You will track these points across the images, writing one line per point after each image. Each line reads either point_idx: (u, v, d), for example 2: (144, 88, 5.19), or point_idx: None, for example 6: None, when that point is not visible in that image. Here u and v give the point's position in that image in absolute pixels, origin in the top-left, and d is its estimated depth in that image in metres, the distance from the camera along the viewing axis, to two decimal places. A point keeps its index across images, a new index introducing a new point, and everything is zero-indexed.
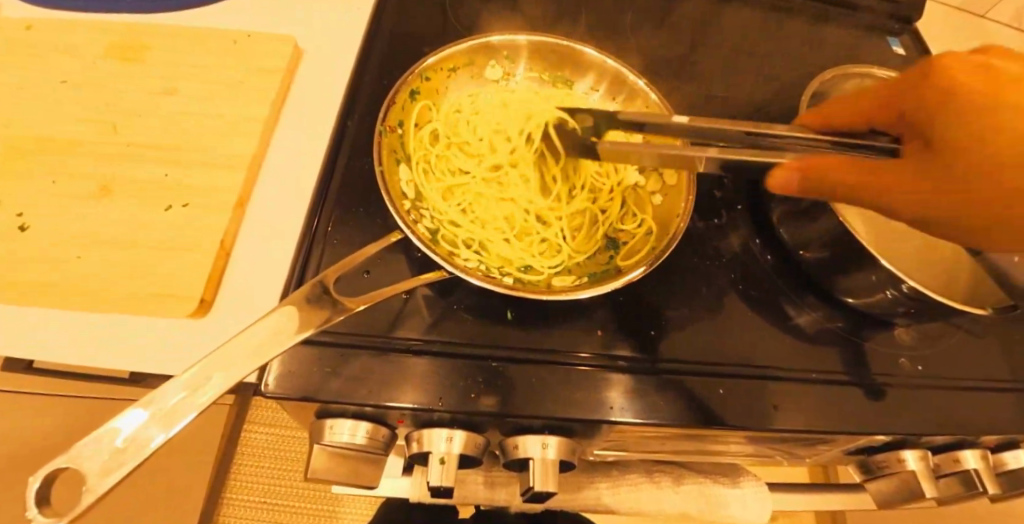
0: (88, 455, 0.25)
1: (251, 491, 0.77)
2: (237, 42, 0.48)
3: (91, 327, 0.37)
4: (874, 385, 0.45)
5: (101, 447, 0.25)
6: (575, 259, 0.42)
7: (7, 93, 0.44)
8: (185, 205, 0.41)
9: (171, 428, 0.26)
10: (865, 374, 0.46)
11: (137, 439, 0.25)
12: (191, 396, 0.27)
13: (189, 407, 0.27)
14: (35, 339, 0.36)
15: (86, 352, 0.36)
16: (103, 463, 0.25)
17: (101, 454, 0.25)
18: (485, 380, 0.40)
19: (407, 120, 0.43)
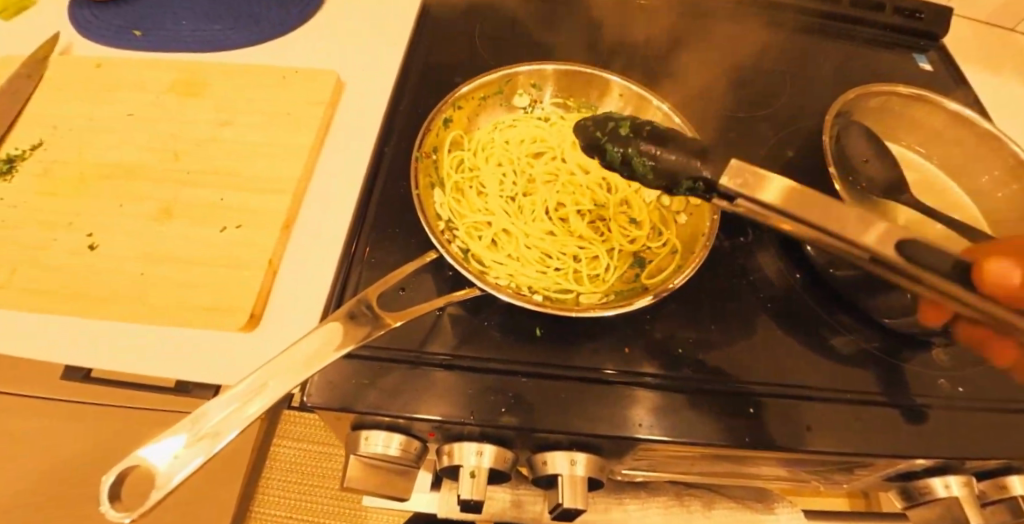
0: (152, 458, 0.26)
1: (278, 506, 0.79)
2: (285, 76, 0.52)
3: (94, 331, 0.40)
4: (914, 408, 0.44)
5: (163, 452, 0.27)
6: (604, 276, 0.43)
7: (82, 125, 0.48)
8: (237, 226, 0.43)
9: (221, 439, 0.27)
10: (904, 397, 0.45)
11: (194, 447, 0.27)
12: (242, 408, 0.28)
13: (239, 419, 0.28)
14: (38, 342, 0.39)
15: (107, 362, 0.39)
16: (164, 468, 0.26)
17: (163, 460, 0.26)
18: (516, 394, 0.41)
19: (441, 147, 0.46)
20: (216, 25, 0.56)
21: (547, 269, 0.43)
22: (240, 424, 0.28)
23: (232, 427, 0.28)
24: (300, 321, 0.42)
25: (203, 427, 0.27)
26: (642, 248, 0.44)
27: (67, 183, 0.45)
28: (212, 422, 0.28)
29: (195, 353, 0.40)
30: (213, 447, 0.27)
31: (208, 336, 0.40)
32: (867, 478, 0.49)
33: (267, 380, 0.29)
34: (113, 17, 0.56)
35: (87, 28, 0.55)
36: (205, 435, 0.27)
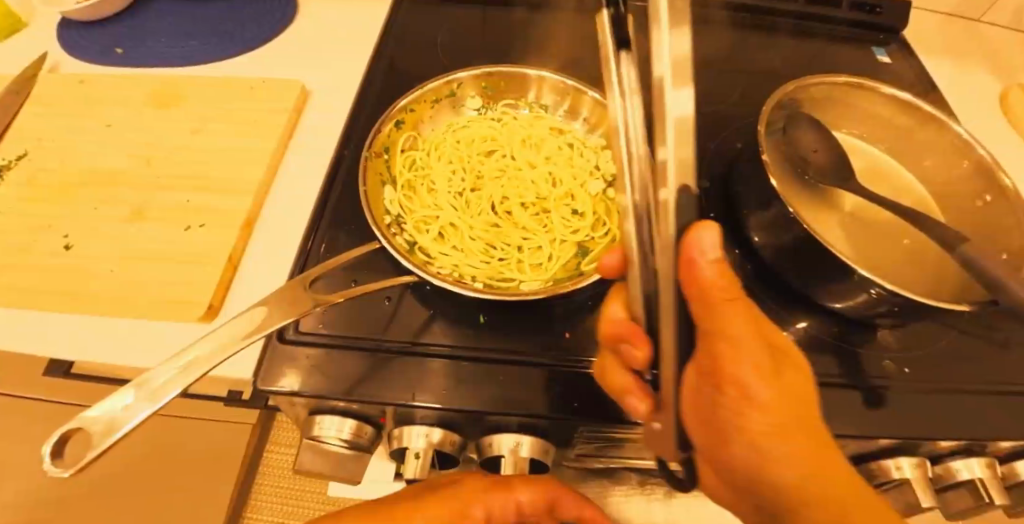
0: (98, 418, 0.29)
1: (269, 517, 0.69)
2: (253, 87, 0.54)
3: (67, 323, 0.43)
4: (871, 389, 0.45)
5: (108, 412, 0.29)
6: (547, 264, 0.45)
7: (64, 135, 0.52)
8: (201, 225, 0.46)
9: (161, 400, 0.30)
10: (864, 380, 0.46)
11: (135, 407, 0.29)
12: (182, 374, 0.31)
13: (177, 382, 0.30)
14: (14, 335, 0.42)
15: (80, 354, 0.42)
16: (108, 426, 0.29)
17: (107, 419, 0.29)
18: (461, 379, 0.42)
19: (393, 147, 0.48)
20: (192, 41, 0.59)
21: (490, 259, 0.45)
22: (174, 390, 0.30)
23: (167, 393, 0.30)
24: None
25: (141, 393, 0.30)
26: (586, 237, 0.46)
27: (47, 189, 0.49)
28: (153, 386, 0.30)
29: (158, 343, 0.42)
30: (148, 410, 0.29)
31: (170, 327, 0.43)
32: None
33: (205, 349, 0.31)
34: (98, 37, 0.60)
35: (75, 48, 0.59)
36: (142, 401, 0.30)
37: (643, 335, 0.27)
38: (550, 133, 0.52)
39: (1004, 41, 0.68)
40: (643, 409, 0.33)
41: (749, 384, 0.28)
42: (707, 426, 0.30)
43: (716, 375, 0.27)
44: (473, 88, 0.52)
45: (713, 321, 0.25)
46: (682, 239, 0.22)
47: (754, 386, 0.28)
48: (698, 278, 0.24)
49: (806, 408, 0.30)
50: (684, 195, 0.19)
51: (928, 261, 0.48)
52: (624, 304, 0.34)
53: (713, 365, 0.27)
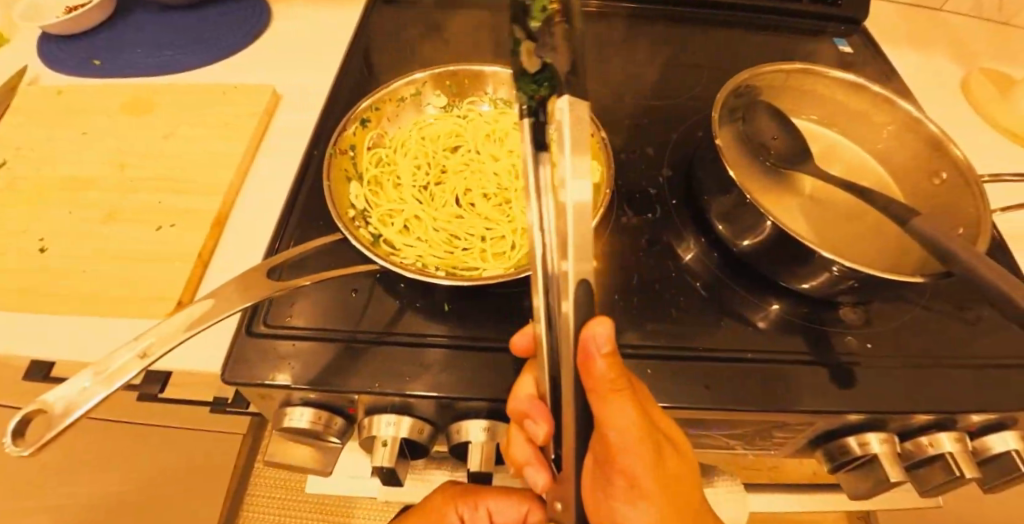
0: (55, 402, 0.30)
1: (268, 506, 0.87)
2: (225, 92, 0.56)
3: (40, 324, 0.43)
4: (840, 365, 0.46)
5: (65, 396, 0.30)
6: (510, 253, 0.46)
7: (41, 144, 0.53)
8: (173, 225, 0.47)
9: (118, 383, 0.31)
10: (828, 356, 0.47)
11: (92, 391, 0.30)
12: (139, 358, 0.32)
13: (135, 365, 0.32)
14: None
15: (54, 353, 0.42)
16: (66, 408, 0.30)
17: (66, 401, 0.30)
18: (429, 369, 0.43)
19: (359, 144, 0.49)
20: (168, 51, 0.61)
21: (454, 250, 0.45)
22: (134, 368, 0.32)
23: (127, 371, 0.31)
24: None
25: (102, 373, 0.31)
26: None
27: (25, 196, 0.50)
28: (109, 370, 0.31)
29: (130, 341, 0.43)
30: (109, 388, 0.31)
31: (140, 325, 0.43)
32: (794, 442, 0.49)
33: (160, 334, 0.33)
34: (77, 49, 0.62)
35: (53, 61, 0.60)
36: (104, 380, 0.31)
37: (548, 414, 0.31)
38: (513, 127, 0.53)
39: (966, 27, 0.69)
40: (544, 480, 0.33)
41: (636, 477, 0.31)
42: (601, 521, 0.33)
43: (606, 465, 0.31)
44: (437, 87, 0.53)
45: (602, 413, 0.29)
46: (579, 332, 0.26)
47: (643, 482, 0.32)
48: (592, 370, 0.27)
49: (691, 505, 0.33)
50: (582, 288, 0.24)
51: (887, 239, 0.49)
52: (535, 378, 0.36)
53: (605, 457, 0.31)
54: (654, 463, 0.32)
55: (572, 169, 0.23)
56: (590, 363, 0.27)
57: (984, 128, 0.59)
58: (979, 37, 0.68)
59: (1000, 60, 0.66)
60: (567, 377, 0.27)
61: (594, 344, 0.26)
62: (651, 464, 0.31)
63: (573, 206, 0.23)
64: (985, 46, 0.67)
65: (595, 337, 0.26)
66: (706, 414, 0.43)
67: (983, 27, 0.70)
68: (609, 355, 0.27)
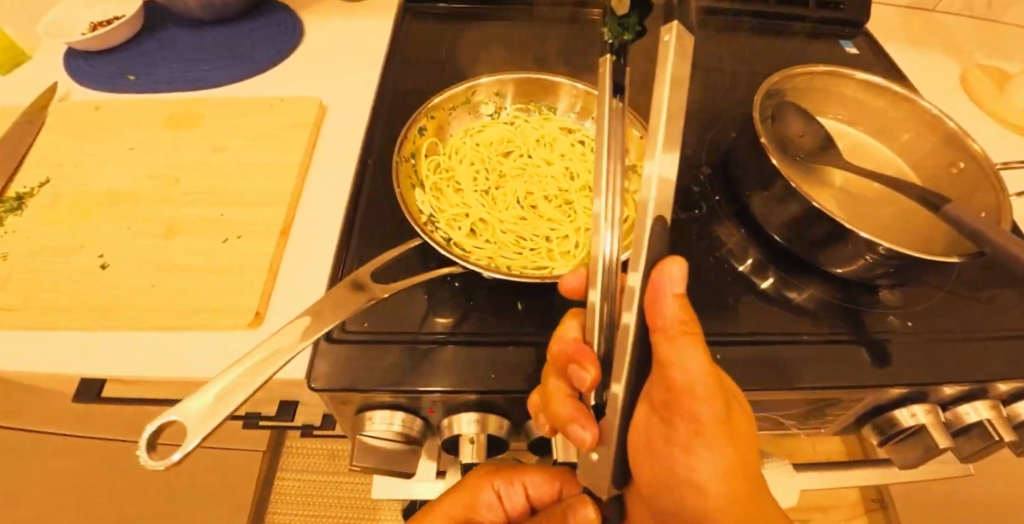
0: (188, 410, 0.29)
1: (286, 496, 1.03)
2: (272, 106, 0.57)
3: (110, 340, 0.43)
4: (877, 343, 0.49)
5: (198, 404, 0.29)
6: (574, 252, 0.47)
7: (84, 161, 0.52)
8: (238, 237, 0.47)
9: (248, 388, 0.30)
10: (866, 334, 0.50)
11: (223, 397, 0.30)
12: (264, 363, 0.31)
13: (263, 369, 0.31)
14: (58, 352, 0.43)
15: (60, 366, 0.42)
16: (200, 416, 0.29)
17: (200, 409, 0.29)
18: (506, 367, 0.44)
19: (418, 152, 0.50)
20: (204, 66, 0.61)
21: (522, 251, 0.47)
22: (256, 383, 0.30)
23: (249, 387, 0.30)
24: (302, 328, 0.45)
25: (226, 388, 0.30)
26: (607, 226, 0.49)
27: (75, 211, 0.49)
28: (237, 376, 0.30)
29: (208, 353, 0.43)
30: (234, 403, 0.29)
31: (161, 335, 0.43)
32: (843, 418, 0.52)
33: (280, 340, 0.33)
34: (105, 64, 0.61)
35: (82, 77, 0.60)
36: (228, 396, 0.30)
37: (593, 356, 0.31)
38: (562, 132, 0.55)
39: (959, 26, 0.75)
40: (588, 439, 0.30)
41: (701, 427, 0.30)
42: (655, 465, 0.32)
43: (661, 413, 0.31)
44: (488, 94, 0.55)
45: (667, 353, 0.29)
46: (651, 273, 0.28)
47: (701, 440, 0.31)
48: (659, 311, 0.29)
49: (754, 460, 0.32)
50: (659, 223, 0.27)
51: (915, 225, 0.53)
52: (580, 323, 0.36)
53: (667, 400, 0.30)
54: (722, 414, 0.30)
55: (660, 148, 0.25)
56: (660, 301, 0.29)
57: (984, 121, 0.64)
58: (971, 35, 0.74)
59: (990, 57, 0.71)
60: (630, 303, 0.27)
61: (664, 280, 0.28)
62: (721, 417, 0.31)
63: (651, 227, 0.26)
64: (977, 45, 0.73)
65: (665, 277, 0.28)
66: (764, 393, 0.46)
67: (973, 28, 0.75)
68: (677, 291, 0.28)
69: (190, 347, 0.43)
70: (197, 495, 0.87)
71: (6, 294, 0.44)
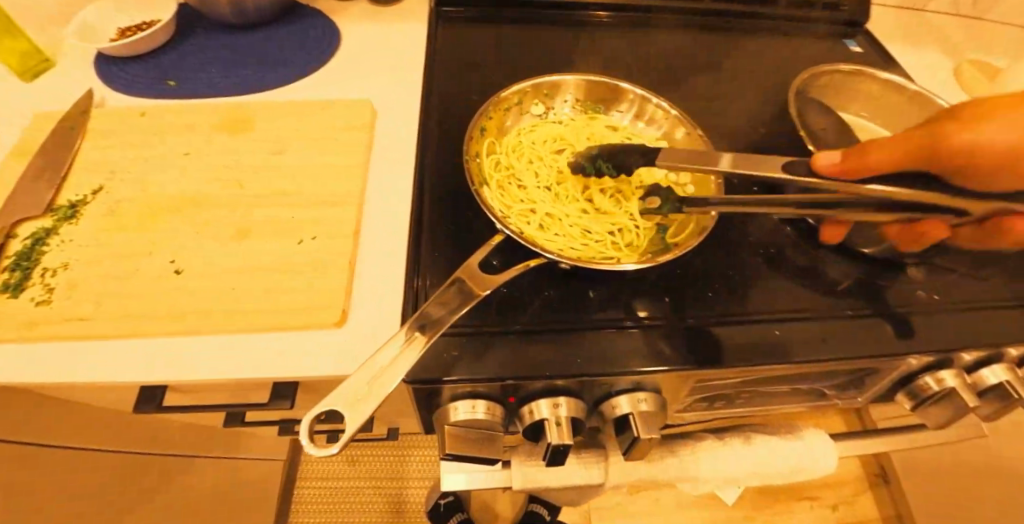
0: (343, 400, 0.32)
1: (306, 508, 1.05)
2: (324, 108, 0.58)
3: (196, 343, 0.43)
4: (901, 316, 0.53)
5: (349, 393, 0.32)
6: (636, 242, 0.51)
7: (139, 167, 0.52)
8: (313, 238, 0.48)
9: (390, 379, 0.33)
10: (893, 310, 0.54)
11: (372, 388, 0.33)
12: (401, 358, 0.35)
13: (400, 364, 0.34)
14: (140, 358, 0.43)
15: (60, 372, 0.42)
16: (353, 405, 0.32)
17: (352, 399, 0.32)
18: (582, 351, 0.47)
19: (481, 151, 0.53)
20: (245, 71, 0.62)
21: (589, 243, 0.50)
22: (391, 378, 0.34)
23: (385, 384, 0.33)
24: (387, 324, 0.46)
25: (367, 385, 0.33)
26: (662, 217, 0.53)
27: (136, 216, 0.49)
28: (379, 370, 0.34)
29: (296, 352, 0.44)
30: (378, 398, 0.32)
31: (171, 340, 0.44)
32: (878, 387, 0.56)
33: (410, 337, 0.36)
34: (139, 70, 0.62)
35: (119, 83, 0.60)
36: (371, 391, 0.33)
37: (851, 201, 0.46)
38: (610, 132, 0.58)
39: (944, 25, 0.82)
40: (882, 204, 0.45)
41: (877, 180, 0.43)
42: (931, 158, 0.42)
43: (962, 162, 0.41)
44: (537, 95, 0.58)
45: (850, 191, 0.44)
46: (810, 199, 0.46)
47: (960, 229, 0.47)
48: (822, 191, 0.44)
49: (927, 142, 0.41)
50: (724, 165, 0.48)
51: None
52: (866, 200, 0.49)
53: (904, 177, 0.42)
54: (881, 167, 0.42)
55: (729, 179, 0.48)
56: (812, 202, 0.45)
57: None
58: (956, 34, 0.81)
59: (973, 55, 0.79)
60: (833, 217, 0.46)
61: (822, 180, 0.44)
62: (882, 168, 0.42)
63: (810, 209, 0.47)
64: (960, 45, 0.80)
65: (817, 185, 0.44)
66: (817, 364, 0.50)
67: (956, 28, 0.82)
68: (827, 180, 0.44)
69: (189, 347, 0.43)
70: (225, 508, 0.85)
71: (80, 301, 0.44)
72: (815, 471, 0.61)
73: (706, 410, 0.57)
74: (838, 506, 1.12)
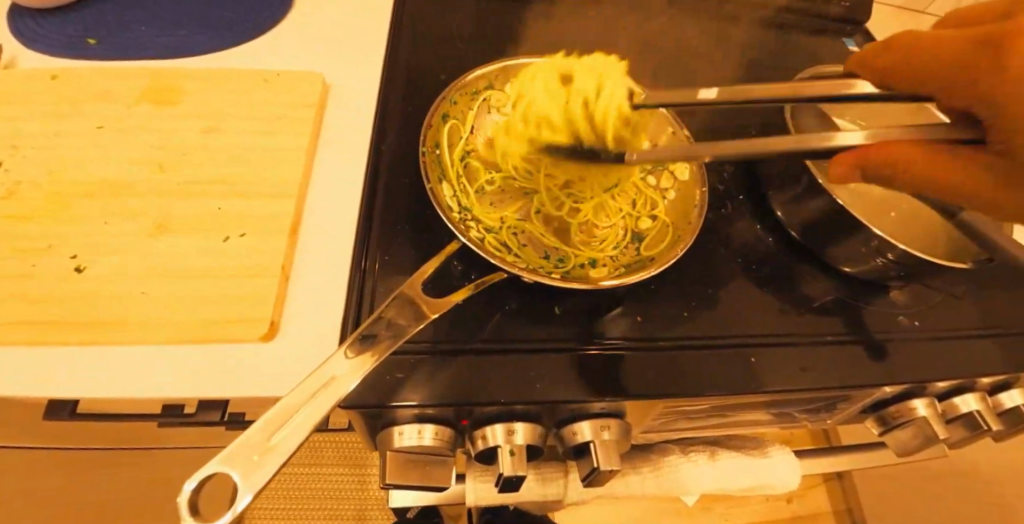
0: (238, 455, 0.26)
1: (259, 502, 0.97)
2: (268, 81, 0.52)
3: (95, 355, 0.38)
4: (876, 341, 0.51)
5: (249, 445, 0.27)
6: (608, 252, 0.47)
7: (45, 141, 0.45)
8: (242, 235, 0.42)
9: (305, 426, 0.28)
10: (867, 335, 0.51)
11: (282, 436, 0.27)
12: (318, 399, 0.29)
13: (317, 407, 0.29)
14: (26, 372, 0.37)
15: None
16: (255, 461, 0.26)
17: (251, 452, 0.26)
18: (543, 372, 0.43)
19: (441, 140, 0.48)
20: (181, 31, 0.55)
21: (541, 237, 0.48)
22: (304, 432, 0.28)
23: (298, 435, 0.28)
24: (329, 336, 0.41)
25: (272, 438, 0.27)
26: (636, 226, 0.50)
27: (39, 203, 0.42)
28: (290, 415, 0.28)
29: (219, 368, 0.38)
30: (282, 457, 0.27)
31: (68, 350, 0.38)
32: (849, 411, 0.54)
33: (333, 371, 0.31)
34: (60, 26, 0.54)
35: (34, 39, 0.52)
36: (274, 447, 0.27)
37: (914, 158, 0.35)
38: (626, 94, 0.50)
39: None
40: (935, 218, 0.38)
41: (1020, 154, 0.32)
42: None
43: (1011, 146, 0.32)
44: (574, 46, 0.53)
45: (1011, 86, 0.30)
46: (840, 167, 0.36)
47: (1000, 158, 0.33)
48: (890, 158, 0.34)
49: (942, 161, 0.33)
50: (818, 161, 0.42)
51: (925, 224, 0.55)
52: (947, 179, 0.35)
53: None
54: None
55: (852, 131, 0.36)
56: (856, 173, 0.36)
57: None
58: None
59: None
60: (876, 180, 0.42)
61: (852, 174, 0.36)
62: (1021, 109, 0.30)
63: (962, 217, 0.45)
64: None
65: (840, 173, 0.36)
66: (790, 393, 0.47)
67: None
68: (853, 154, 0.35)
69: (166, 349, 0.38)
70: None
71: None
72: (779, 488, 0.59)
73: (672, 428, 0.54)
74: (792, 499, 1.13)
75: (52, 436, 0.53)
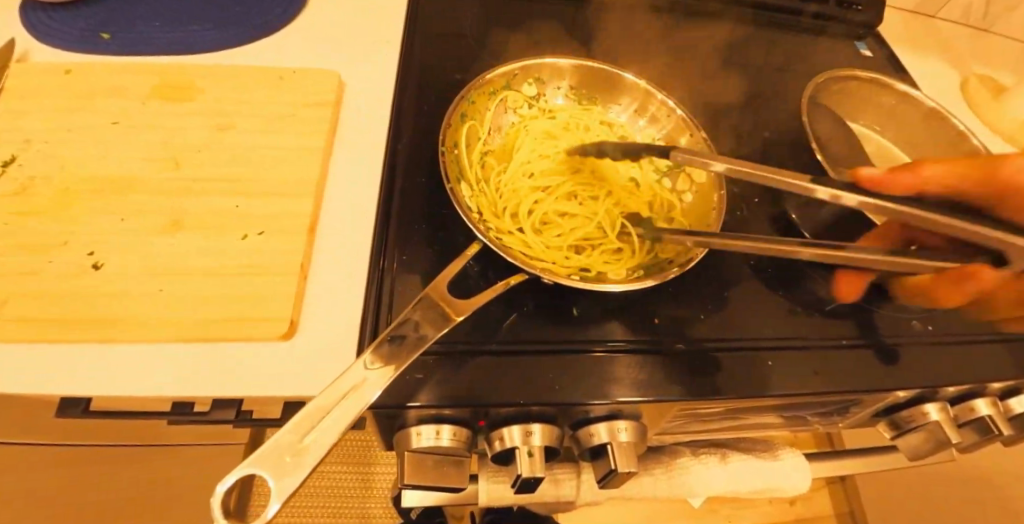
0: (271, 457, 0.26)
1: None
2: (283, 78, 0.51)
3: (112, 353, 0.37)
4: (890, 345, 0.51)
5: (281, 447, 0.26)
6: (625, 255, 0.48)
7: (58, 136, 0.45)
8: (260, 233, 0.42)
9: (336, 427, 0.28)
10: (880, 339, 0.51)
11: (313, 437, 0.27)
12: (348, 400, 0.29)
13: (348, 408, 0.29)
14: (43, 370, 0.36)
15: None
16: (287, 463, 0.26)
17: (284, 454, 0.26)
18: (561, 374, 0.42)
19: (460, 140, 0.48)
20: (193, 26, 0.55)
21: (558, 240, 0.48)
22: (336, 433, 0.28)
23: (330, 436, 0.27)
24: (347, 336, 0.41)
25: (303, 439, 0.27)
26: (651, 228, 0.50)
27: (53, 198, 0.42)
28: (321, 416, 0.28)
29: (237, 367, 0.38)
30: (314, 459, 0.26)
31: (85, 348, 0.37)
32: (861, 414, 0.54)
33: (362, 372, 0.30)
34: (72, 20, 0.53)
35: (45, 32, 0.52)
36: (306, 448, 0.27)
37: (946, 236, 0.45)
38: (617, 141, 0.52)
39: (956, 34, 0.80)
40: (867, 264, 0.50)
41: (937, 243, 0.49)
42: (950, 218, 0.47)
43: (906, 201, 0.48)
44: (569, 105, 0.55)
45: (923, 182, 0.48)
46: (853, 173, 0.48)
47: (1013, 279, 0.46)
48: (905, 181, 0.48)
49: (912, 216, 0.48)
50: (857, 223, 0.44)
51: None
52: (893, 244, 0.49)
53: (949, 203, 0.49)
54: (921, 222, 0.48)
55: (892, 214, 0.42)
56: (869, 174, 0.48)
57: (984, 133, 0.69)
58: (966, 46, 0.79)
59: (981, 68, 0.77)
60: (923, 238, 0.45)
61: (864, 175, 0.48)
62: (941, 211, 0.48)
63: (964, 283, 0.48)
64: (968, 57, 0.78)
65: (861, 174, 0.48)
66: (805, 396, 0.47)
67: (965, 37, 0.81)
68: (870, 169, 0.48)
69: (184, 347, 0.38)
70: None
71: None
72: (789, 490, 0.59)
73: (685, 430, 0.54)
74: (796, 501, 1.14)
75: (61, 433, 0.53)
